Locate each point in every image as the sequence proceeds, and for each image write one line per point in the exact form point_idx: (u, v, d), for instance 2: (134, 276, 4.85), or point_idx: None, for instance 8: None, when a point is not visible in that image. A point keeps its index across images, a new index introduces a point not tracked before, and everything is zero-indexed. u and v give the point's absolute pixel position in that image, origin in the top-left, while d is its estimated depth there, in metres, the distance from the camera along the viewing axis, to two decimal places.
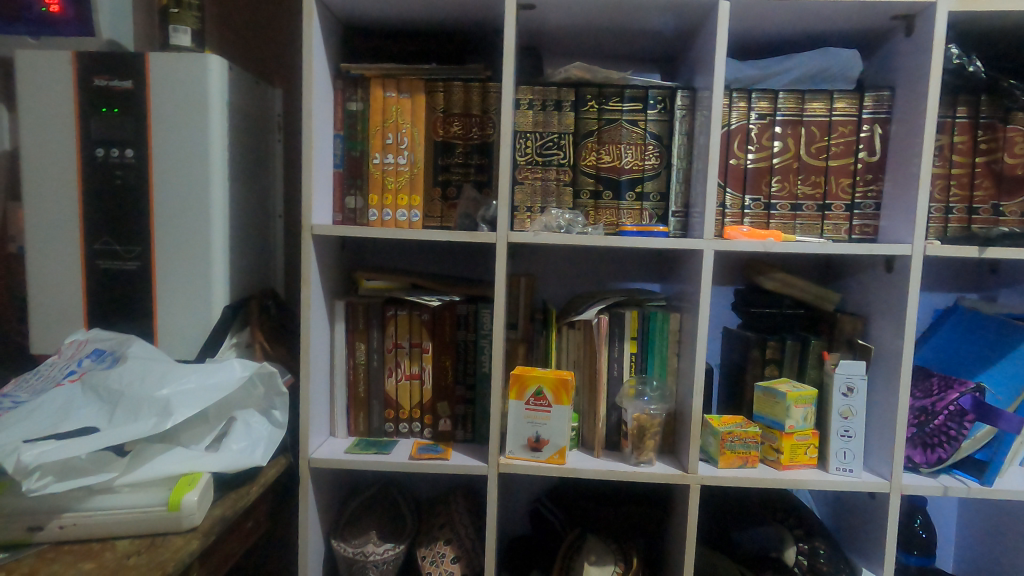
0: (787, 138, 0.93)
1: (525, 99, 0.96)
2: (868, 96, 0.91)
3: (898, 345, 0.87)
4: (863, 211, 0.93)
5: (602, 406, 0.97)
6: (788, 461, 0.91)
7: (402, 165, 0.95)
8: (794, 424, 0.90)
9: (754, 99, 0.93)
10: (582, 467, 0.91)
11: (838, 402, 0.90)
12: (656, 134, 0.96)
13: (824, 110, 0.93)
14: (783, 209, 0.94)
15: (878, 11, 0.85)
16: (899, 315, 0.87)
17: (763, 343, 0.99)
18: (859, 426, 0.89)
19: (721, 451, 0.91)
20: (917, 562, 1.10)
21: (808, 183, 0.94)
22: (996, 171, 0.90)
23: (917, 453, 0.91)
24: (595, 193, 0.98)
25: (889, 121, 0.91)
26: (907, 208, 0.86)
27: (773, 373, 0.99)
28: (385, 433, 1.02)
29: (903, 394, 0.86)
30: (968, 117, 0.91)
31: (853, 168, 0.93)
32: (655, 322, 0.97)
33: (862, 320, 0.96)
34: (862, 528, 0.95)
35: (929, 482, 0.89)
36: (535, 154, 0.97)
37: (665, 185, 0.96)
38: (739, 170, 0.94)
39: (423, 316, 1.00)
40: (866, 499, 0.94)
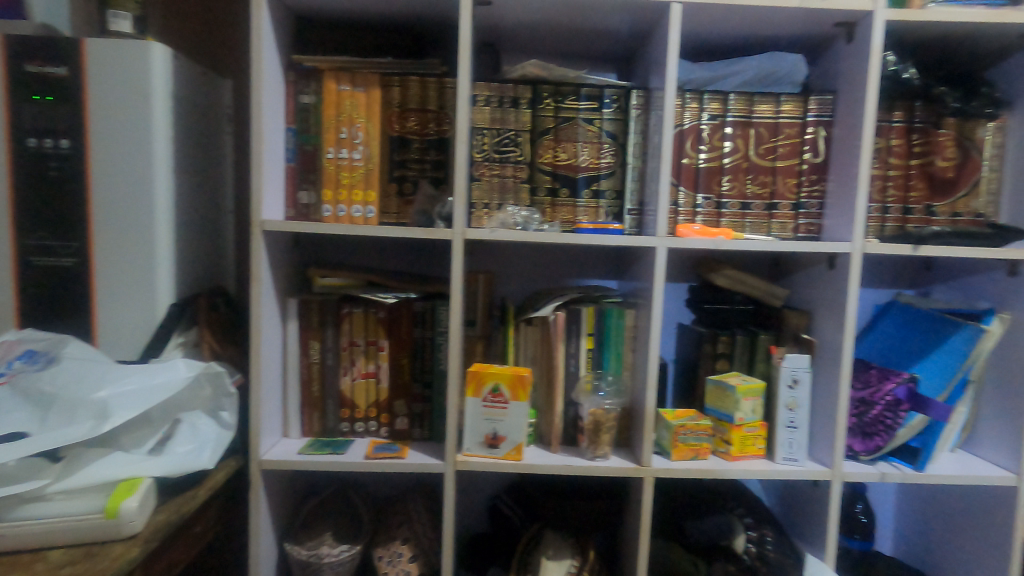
0: (736, 139, 0.96)
1: (482, 96, 0.96)
2: (812, 99, 0.95)
3: (839, 339, 0.91)
4: (807, 210, 0.96)
5: (559, 401, 0.98)
6: (737, 452, 0.94)
7: (356, 160, 0.94)
8: (743, 416, 0.94)
9: (706, 101, 0.96)
10: (539, 463, 0.92)
11: (783, 395, 0.94)
12: (611, 133, 0.97)
13: (771, 112, 0.96)
14: (733, 208, 0.97)
15: (820, 17, 0.88)
16: (840, 310, 0.91)
17: (714, 338, 1.03)
18: (803, 417, 0.93)
19: (674, 444, 0.94)
20: (859, 545, 1.16)
21: (756, 183, 0.97)
22: (930, 173, 0.95)
23: (857, 442, 0.96)
24: (552, 191, 0.98)
25: (832, 124, 0.95)
26: (848, 208, 0.90)
27: (723, 367, 1.02)
28: (340, 433, 1.00)
29: (843, 386, 0.91)
30: (904, 121, 0.95)
31: (799, 169, 0.96)
32: (610, 319, 0.98)
33: (807, 316, 0.99)
34: (807, 515, 0.99)
35: (867, 468, 0.93)
36: (492, 151, 0.97)
37: (620, 184, 0.98)
38: (691, 170, 0.97)
39: (379, 314, 0.99)
40: (810, 487, 0.98)
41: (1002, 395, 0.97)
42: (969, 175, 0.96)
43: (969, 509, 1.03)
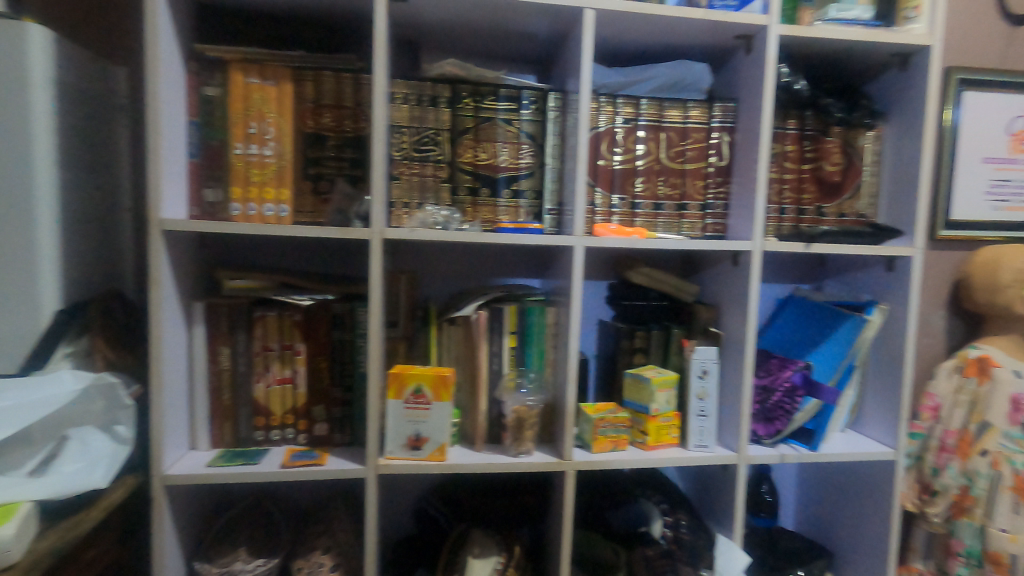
0: (648, 142, 1.01)
1: (400, 93, 0.95)
2: (716, 107, 1.01)
3: (742, 331, 0.98)
4: (714, 210, 1.02)
5: (483, 400, 0.98)
6: (654, 441, 0.99)
7: (268, 157, 0.90)
8: (658, 407, 0.98)
9: (620, 105, 1.00)
10: (463, 462, 0.92)
11: (694, 385, 0.99)
12: (530, 134, 0.98)
13: (680, 118, 1.01)
14: (647, 208, 1.01)
15: (722, 30, 0.94)
16: (743, 304, 0.98)
17: (631, 333, 1.07)
18: (712, 405, 0.99)
19: (594, 437, 0.97)
20: (764, 522, 1.24)
21: (668, 184, 1.01)
22: (821, 177, 1.04)
23: (761, 426, 1.03)
24: (472, 190, 0.98)
25: (735, 130, 1.01)
26: (749, 209, 0.97)
27: (640, 360, 1.07)
28: (254, 442, 0.96)
29: (747, 374, 0.97)
30: (797, 129, 1.03)
31: (706, 171, 1.02)
32: (532, 316, 1.00)
33: (715, 310, 1.06)
34: (717, 498, 1.06)
35: (769, 451, 1.00)
36: (411, 149, 0.96)
37: (539, 184, 0.99)
38: (607, 171, 1.00)
39: (295, 317, 0.95)
40: (719, 471, 1.04)
41: (884, 378, 1.06)
42: (853, 179, 1.05)
43: (857, 483, 1.13)
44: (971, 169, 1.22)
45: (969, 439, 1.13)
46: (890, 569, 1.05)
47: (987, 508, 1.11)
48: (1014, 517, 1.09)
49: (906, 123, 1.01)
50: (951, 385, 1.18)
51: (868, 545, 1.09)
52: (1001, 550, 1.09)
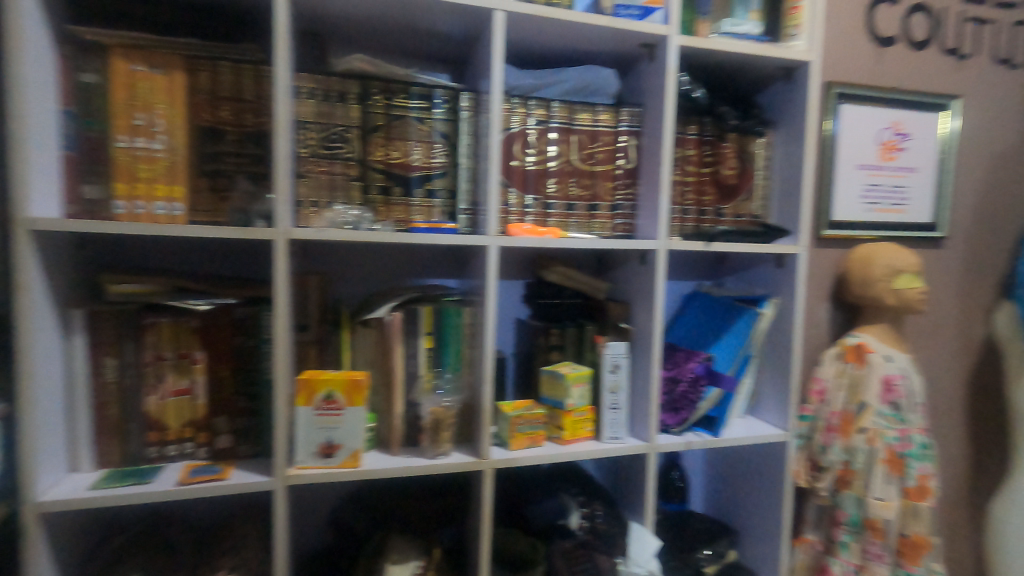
0: (560, 144, 1.03)
1: (306, 88, 0.91)
2: (624, 111, 1.05)
3: (650, 326, 1.03)
4: (623, 210, 1.06)
5: (398, 402, 0.96)
6: (569, 436, 1.02)
7: (157, 151, 0.83)
8: (573, 402, 1.01)
9: (532, 107, 1.02)
10: (379, 467, 0.90)
11: (607, 379, 1.03)
12: (443, 133, 0.98)
13: (589, 121, 1.04)
14: (559, 208, 1.04)
15: (626, 38, 0.98)
16: (650, 299, 1.03)
17: (547, 331, 1.09)
18: (623, 398, 1.03)
19: (512, 434, 0.98)
20: (676, 507, 1.31)
21: (579, 185, 1.04)
22: (719, 180, 1.11)
23: (669, 416, 1.09)
24: (385, 189, 0.96)
25: (641, 134, 1.06)
26: (654, 210, 1.02)
27: (556, 357, 1.09)
28: (147, 459, 0.89)
29: (654, 367, 1.02)
30: (697, 134, 1.09)
31: (615, 173, 1.06)
32: (449, 316, 0.99)
33: (625, 306, 1.10)
34: (630, 487, 1.10)
35: (675, 439, 1.06)
36: (318, 146, 0.92)
37: (453, 183, 0.99)
38: (520, 172, 1.02)
39: (192, 323, 0.89)
40: (632, 461, 1.09)
41: (776, 366, 1.16)
42: (747, 182, 1.13)
43: (755, 464, 1.22)
44: (848, 175, 1.35)
45: (850, 418, 1.25)
46: (783, 541, 1.15)
47: (865, 480, 1.23)
48: (887, 487, 1.21)
49: (791, 131, 1.10)
50: (835, 370, 1.30)
51: (766, 520, 1.19)
52: (877, 517, 1.21)
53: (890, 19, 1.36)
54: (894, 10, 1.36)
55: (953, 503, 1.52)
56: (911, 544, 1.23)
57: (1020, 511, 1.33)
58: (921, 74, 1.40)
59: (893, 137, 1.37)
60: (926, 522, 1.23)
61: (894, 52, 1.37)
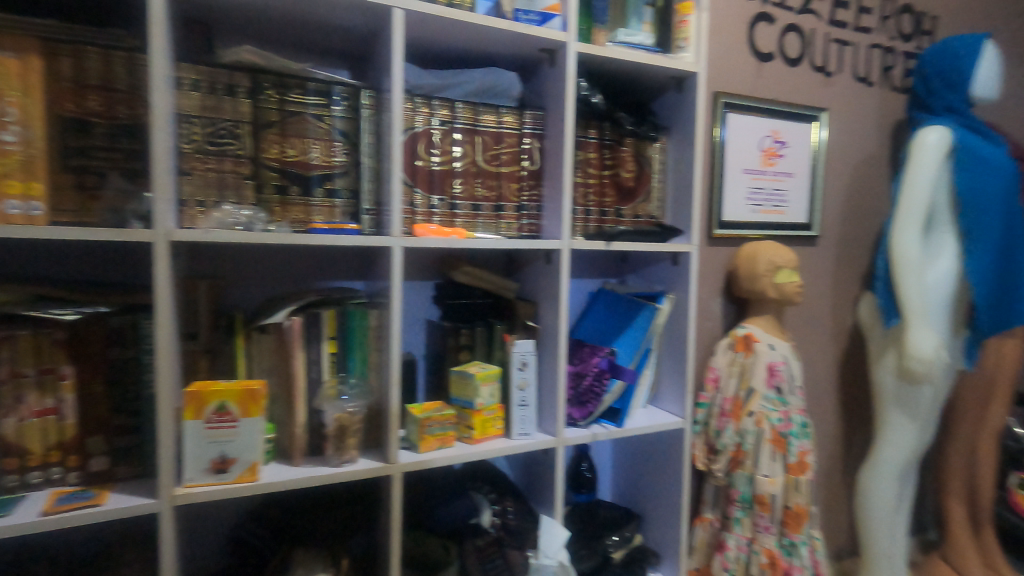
0: (465, 145, 1.04)
1: (189, 79, 0.85)
2: (527, 114, 1.07)
3: (555, 324, 1.06)
4: (528, 211, 1.09)
5: (300, 411, 0.92)
6: (479, 435, 1.02)
7: (9, 144, 0.74)
8: (483, 401, 1.02)
9: (436, 107, 1.01)
10: (279, 480, 0.86)
11: (515, 376, 1.05)
12: (343, 131, 0.95)
13: (494, 122, 1.06)
14: (465, 209, 1.04)
15: (527, 42, 1.00)
16: (555, 298, 1.06)
17: (456, 331, 1.09)
18: (532, 395, 1.06)
19: (421, 436, 0.97)
20: (585, 497, 1.36)
21: (485, 186, 1.05)
22: (619, 183, 1.17)
23: (576, 410, 1.12)
24: (281, 188, 0.92)
25: (544, 137, 1.09)
26: (557, 210, 1.05)
27: (466, 357, 1.10)
28: (4, 490, 0.79)
29: (560, 363, 1.05)
30: (597, 138, 1.14)
31: (520, 175, 1.08)
32: (353, 319, 0.97)
33: (532, 305, 1.12)
34: (541, 481, 1.12)
35: (582, 431, 1.10)
36: (205, 142, 0.87)
37: (355, 183, 0.96)
38: (425, 172, 1.01)
39: (57, 336, 0.80)
40: (541, 456, 1.11)
41: (673, 358, 1.23)
42: (644, 185, 1.19)
43: (657, 451, 1.29)
44: (734, 178, 1.47)
45: (740, 404, 1.36)
46: (683, 520, 1.23)
47: (754, 459, 1.33)
48: (773, 464, 1.32)
49: (682, 137, 1.17)
50: (727, 360, 1.41)
51: (667, 503, 1.26)
52: (764, 492, 1.32)
53: (768, 37, 1.49)
54: (772, 28, 1.49)
55: (829, 475, 1.69)
56: (793, 515, 1.33)
57: (881, 477, 1.50)
58: (795, 88, 1.54)
59: (773, 144, 1.50)
60: (806, 494, 1.34)
61: (772, 67, 1.50)
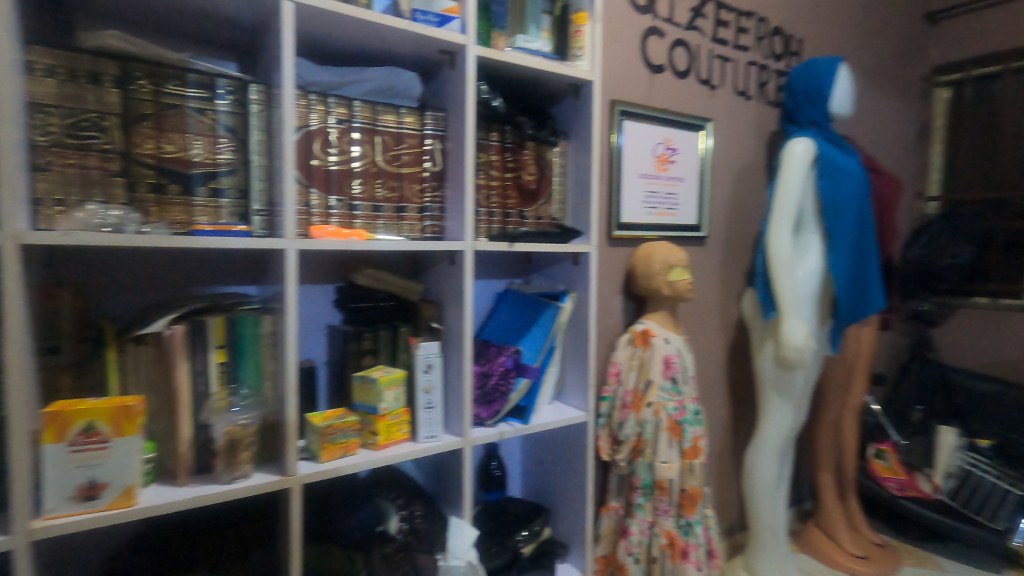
0: (364, 145, 1.02)
1: (41, 64, 0.76)
2: (427, 115, 1.07)
3: (460, 325, 1.06)
4: (431, 212, 1.08)
5: (185, 427, 0.86)
6: (384, 440, 1.01)
7: None
8: (387, 405, 1.00)
9: (332, 105, 0.98)
10: (161, 503, 0.79)
11: (420, 379, 1.04)
12: (230, 127, 0.89)
13: (394, 122, 1.04)
14: (365, 210, 1.02)
15: (426, 43, 1.00)
16: (460, 299, 1.07)
17: (359, 335, 1.06)
18: (438, 397, 1.06)
19: (322, 445, 0.94)
20: (494, 496, 1.38)
21: (386, 187, 1.03)
22: (521, 185, 1.20)
23: (482, 410, 1.13)
24: (157, 186, 0.85)
25: (446, 138, 1.09)
26: (460, 212, 1.06)
27: (370, 362, 1.07)
28: None
29: (465, 364, 1.06)
30: (499, 141, 1.16)
31: (422, 176, 1.07)
32: (245, 326, 0.92)
33: (437, 307, 1.12)
34: (449, 483, 1.12)
35: (489, 431, 1.11)
36: (64, 134, 0.78)
37: (244, 182, 0.91)
38: (322, 172, 0.97)
39: None
40: (449, 458, 1.11)
41: (576, 354, 1.28)
42: (545, 188, 1.23)
43: (562, 446, 1.33)
44: (631, 182, 1.55)
45: (640, 396, 1.43)
46: (588, 509, 1.28)
47: (653, 447, 1.41)
48: (670, 450, 1.41)
49: (580, 142, 1.22)
50: (628, 354, 1.49)
51: (574, 495, 1.31)
52: (663, 478, 1.40)
53: (659, 50, 1.58)
54: (661, 42, 1.59)
55: (720, 457, 1.83)
56: (689, 496, 1.43)
57: (763, 456, 1.65)
58: (683, 99, 1.66)
59: (665, 151, 1.60)
60: (700, 476, 1.44)
61: (662, 79, 1.60)
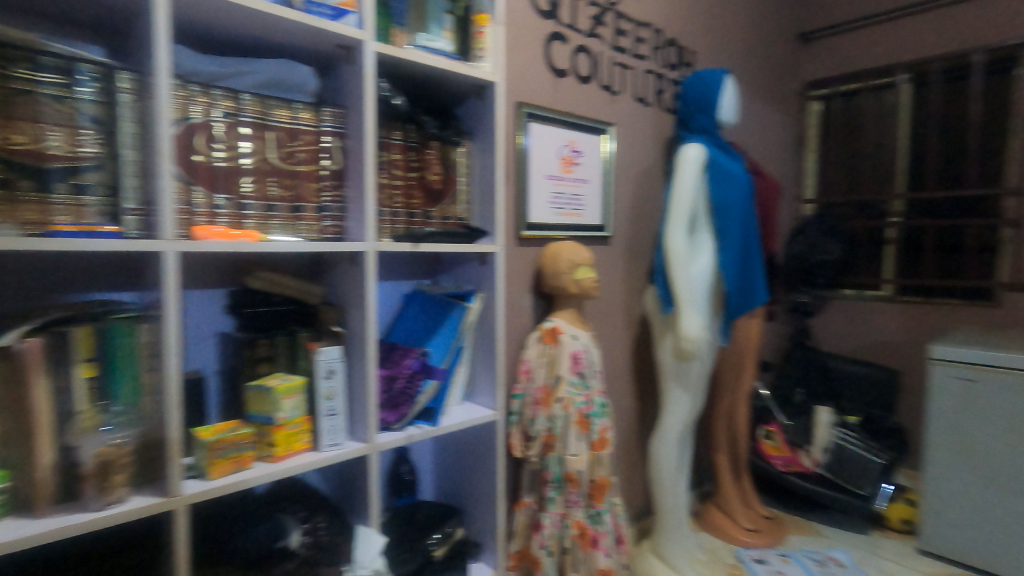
0: (255, 141, 0.96)
1: None
2: (325, 111, 1.03)
3: (363, 329, 1.04)
4: (331, 212, 1.04)
5: (45, 452, 0.76)
6: (282, 452, 0.96)
7: None
8: (285, 415, 0.96)
9: (217, 97, 0.92)
10: (14, 539, 0.70)
11: (322, 386, 1.00)
12: (96, 118, 0.81)
13: (288, 118, 0.99)
14: (257, 210, 0.96)
15: (321, 36, 0.96)
16: (362, 301, 1.04)
17: (253, 343, 1.02)
18: (341, 403, 1.03)
19: (211, 461, 0.88)
20: (405, 500, 1.35)
21: (280, 186, 0.98)
22: (426, 185, 1.18)
23: (389, 414, 1.10)
24: (5, 182, 0.75)
25: (346, 136, 1.05)
26: (361, 212, 1.03)
27: (266, 370, 1.02)
28: None
29: (370, 367, 1.03)
30: (402, 140, 1.14)
31: (319, 175, 1.03)
32: (117, 337, 0.84)
33: (340, 310, 1.07)
34: (355, 491, 1.09)
35: (396, 435, 1.09)
36: None
37: (114, 178, 0.82)
38: (207, 168, 0.91)
39: None
40: (355, 465, 1.08)
41: (484, 354, 1.28)
42: (451, 188, 1.23)
43: (474, 446, 1.34)
44: (538, 183, 1.58)
45: (550, 392, 1.47)
46: (499, 506, 1.30)
47: (563, 441, 1.45)
48: (579, 443, 1.45)
49: (485, 143, 1.23)
50: (537, 352, 1.51)
51: (486, 493, 1.32)
52: (573, 470, 1.44)
53: (562, 55, 1.63)
54: (564, 47, 1.63)
55: (627, 447, 1.92)
56: (597, 486, 1.48)
57: (666, 443, 1.74)
58: (586, 103, 1.72)
59: (570, 153, 1.65)
60: (607, 466, 1.49)
61: (566, 83, 1.65)
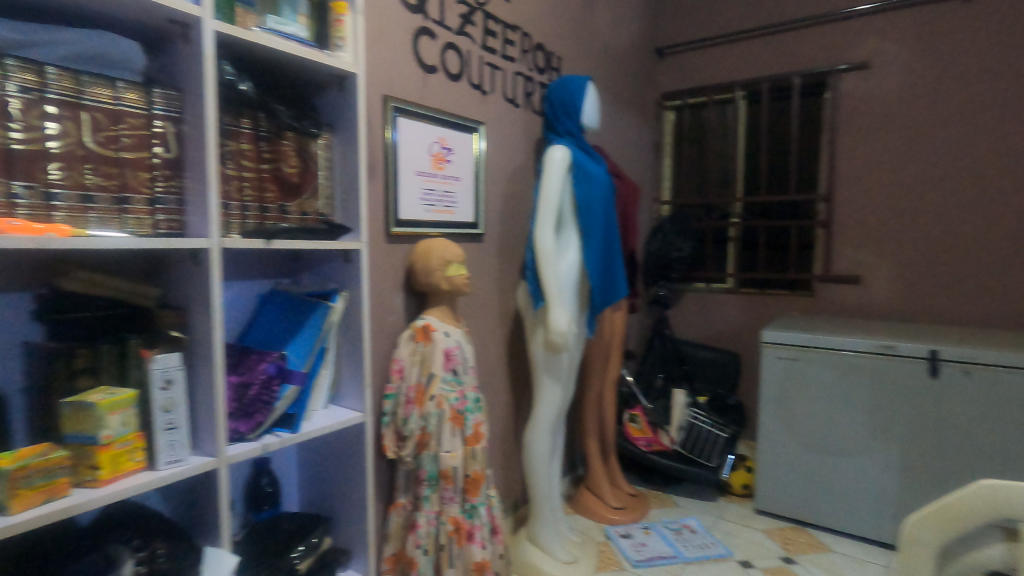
0: (63, 121, 0.83)
1: None
2: (156, 93, 0.93)
3: (207, 333, 0.95)
4: (165, 205, 0.94)
5: None
6: (108, 475, 0.85)
7: None
8: (111, 433, 0.85)
9: (11, 69, 0.78)
10: None
11: (157, 398, 0.90)
12: None
13: (108, 98, 0.88)
14: (70, 200, 0.83)
15: (149, 9, 0.86)
16: (206, 302, 0.95)
17: (68, 354, 0.90)
18: (181, 415, 0.93)
19: (13, 493, 0.74)
20: (267, 514, 1.28)
21: (99, 174, 0.87)
22: (281, 177, 1.11)
23: (243, 423, 1.04)
24: None
25: (182, 121, 0.96)
26: (203, 205, 0.95)
27: (87, 383, 0.90)
28: None
29: (217, 373, 0.95)
30: (251, 128, 1.06)
31: (150, 164, 0.92)
32: None
33: (181, 314, 0.98)
34: (204, 510, 0.99)
35: (249, 445, 1.02)
36: None
37: None
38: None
39: None
40: (203, 481, 0.99)
41: (350, 354, 1.24)
42: (310, 181, 1.16)
43: (342, 451, 1.28)
44: (408, 180, 1.56)
45: (423, 390, 1.45)
46: (370, 509, 1.26)
47: (437, 438, 1.45)
48: (453, 439, 1.45)
49: (346, 136, 1.19)
50: (410, 350, 1.49)
51: (356, 498, 1.27)
52: (447, 467, 1.44)
53: (431, 51, 1.62)
54: (433, 43, 1.62)
55: (502, 439, 1.97)
56: (473, 481, 1.49)
57: (539, 433, 1.81)
58: (456, 101, 1.72)
59: (440, 150, 1.65)
60: (482, 460, 1.51)
61: (435, 79, 1.64)
